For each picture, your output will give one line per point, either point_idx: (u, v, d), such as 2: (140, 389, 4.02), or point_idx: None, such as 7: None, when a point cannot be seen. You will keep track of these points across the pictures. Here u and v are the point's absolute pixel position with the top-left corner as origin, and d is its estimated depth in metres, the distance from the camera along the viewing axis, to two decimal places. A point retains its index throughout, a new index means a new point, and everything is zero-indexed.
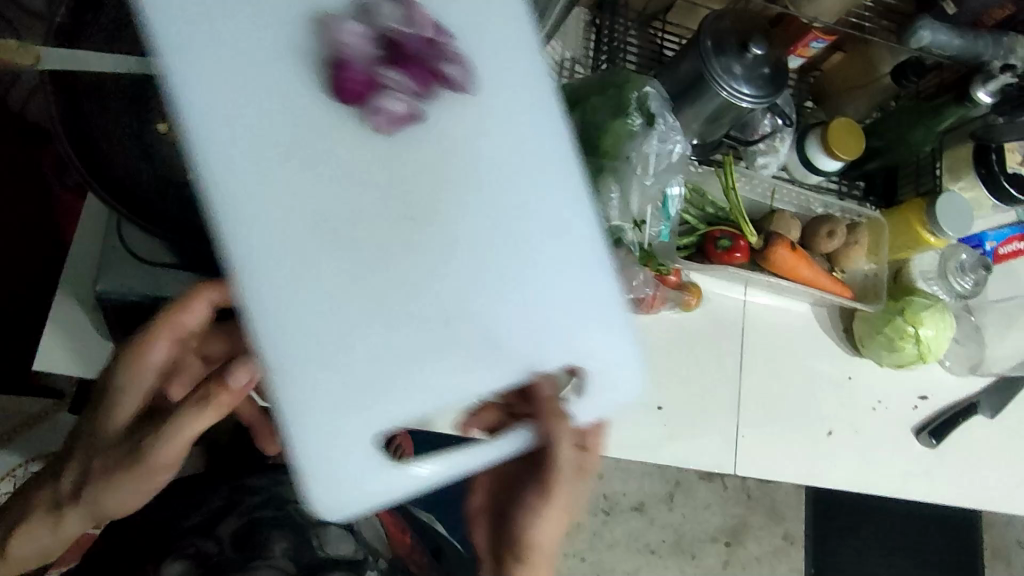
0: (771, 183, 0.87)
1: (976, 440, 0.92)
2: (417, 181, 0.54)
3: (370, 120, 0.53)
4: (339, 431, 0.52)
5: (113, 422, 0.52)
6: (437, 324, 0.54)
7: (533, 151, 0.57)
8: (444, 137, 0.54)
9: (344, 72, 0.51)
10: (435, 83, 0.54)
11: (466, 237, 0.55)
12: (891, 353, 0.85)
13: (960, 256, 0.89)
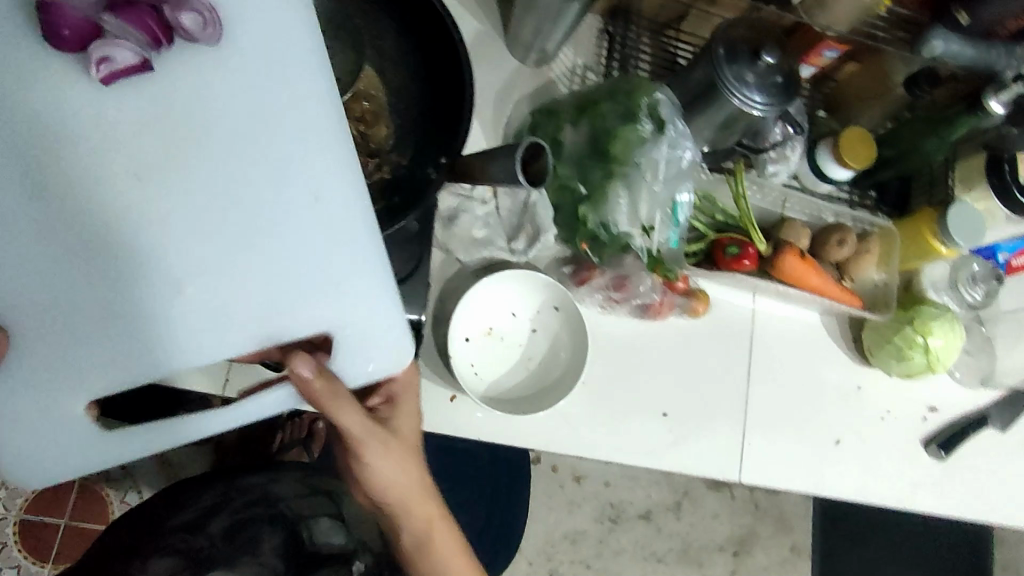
0: (781, 191, 0.86)
1: (985, 453, 0.92)
2: (146, 130, 0.49)
3: (87, 68, 0.48)
4: (55, 407, 0.49)
5: None
6: (156, 287, 0.49)
7: (275, 101, 0.51)
8: (158, 82, 0.49)
9: (54, 12, 0.46)
10: (170, 34, 0.49)
11: (206, 192, 0.50)
12: (900, 363, 0.85)
13: (972, 267, 0.88)
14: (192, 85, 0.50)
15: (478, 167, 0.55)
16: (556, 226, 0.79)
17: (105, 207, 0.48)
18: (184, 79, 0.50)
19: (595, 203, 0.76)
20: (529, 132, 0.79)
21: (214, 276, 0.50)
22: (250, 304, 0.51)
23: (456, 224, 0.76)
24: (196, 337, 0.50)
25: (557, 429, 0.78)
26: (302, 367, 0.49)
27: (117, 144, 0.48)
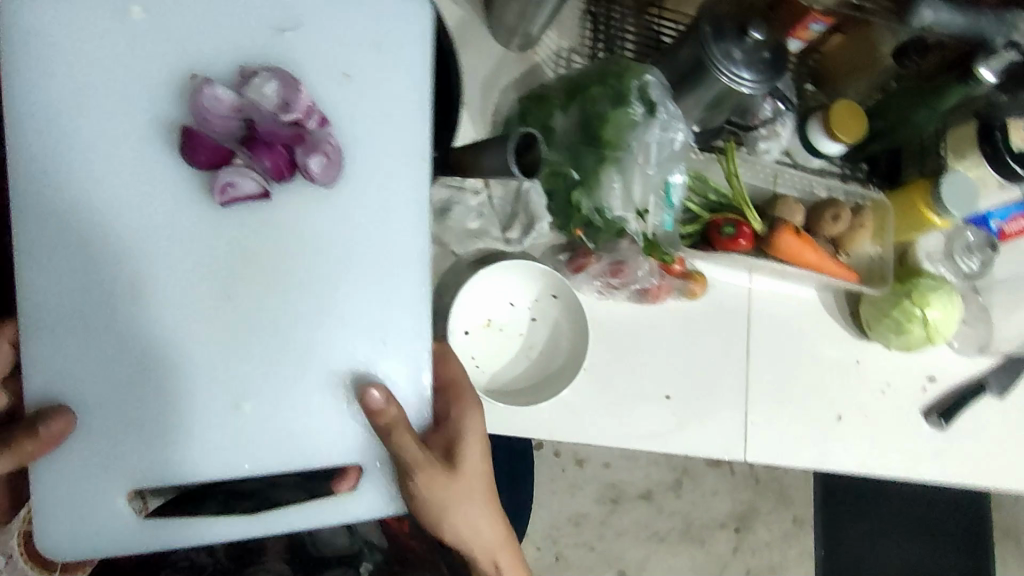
0: (773, 168, 0.86)
1: (984, 420, 0.92)
2: (239, 267, 0.58)
3: (213, 190, 0.56)
4: (98, 495, 0.57)
5: None
6: (223, 409, 0.58)
7: (349, 253, 0.60)
8: (268, 227, 0.58)
9: (200, 135, 0.55)
10: (292, 171, 0.57)
11: (283, 340, 0.59)
12: (899, 336, 0.84)
13: (966, 236, 0.88)
14: (291, 203, 0.58)
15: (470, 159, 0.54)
16: (551, 213, 0.79)
17: (196, 333, 0.57)
18: (284, 235, 0.58)
19: (589, 189, 0.76)
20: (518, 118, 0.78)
21: (295, 378, 0.59)
22: (314, 419, 0.60)
23: (449, 216, 0.75)
24: (281, 419, 0.59)
25: (560, 417, 0.77)
26: (374, 395, 0.58)
27: (205, 287, 0.57)
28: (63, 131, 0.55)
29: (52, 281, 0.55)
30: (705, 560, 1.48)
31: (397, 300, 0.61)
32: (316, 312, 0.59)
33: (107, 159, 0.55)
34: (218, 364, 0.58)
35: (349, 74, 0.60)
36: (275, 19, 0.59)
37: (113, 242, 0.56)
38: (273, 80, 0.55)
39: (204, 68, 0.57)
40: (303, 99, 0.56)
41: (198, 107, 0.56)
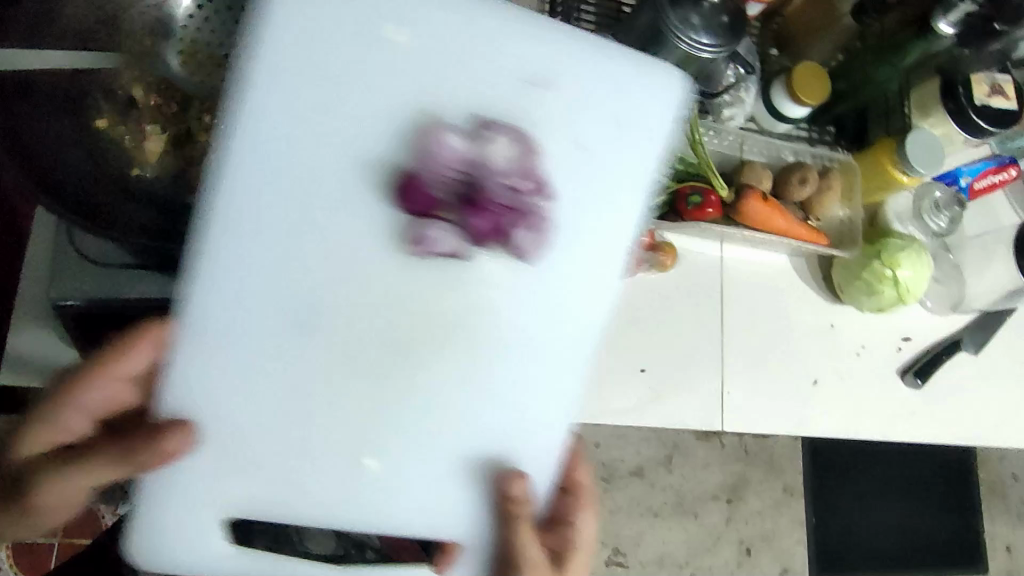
0: (739, 134, 0.85)
1: (960, 377, 0.93)
2: (414, 335, 0.50)
3: (405, 235, 0.49)
4: (192, 515, 0.49)
5: (27, 447, 0.49)
6: (319, 488, 0.50)
7: (505, 346, 0.52)
8: (550, 285, 0.52)
9: (420, 181, 0.48)
10: (494, 238, 0.49)
11: (405, 436, 0.51)
12: (871, 297, 0.84)
13: (934, 193, 0.88)
14: (484, 268, 0.50)
15: None
16: None
17: (310, 397, 0.49)
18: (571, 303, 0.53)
19: None
20: None
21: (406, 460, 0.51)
22: (432, 509, 0.52)
23: None
24: (394, 500, 0.51)
25: None
26: (517, 483, 0.52)
27: (485, 340, 0.51)
28: (268, 124, 0.47)
29: (231, 276, 0.47)
30: (698, 532, 1.48)
31: (550, 395, 0.53)
32: (482, 395, 0.52)
33: (354, 118, 0.48)
34: (312, 421, 0.49)
35: (622, 111, 0.53)
36: (526, 70, 0.51)
37: (274, 258, 0.47)
38: (504, 137, 0.49)
39: (441, 103, 0.49)
40: (537, 164, 0.50)
41: (425, 154, 0.48)
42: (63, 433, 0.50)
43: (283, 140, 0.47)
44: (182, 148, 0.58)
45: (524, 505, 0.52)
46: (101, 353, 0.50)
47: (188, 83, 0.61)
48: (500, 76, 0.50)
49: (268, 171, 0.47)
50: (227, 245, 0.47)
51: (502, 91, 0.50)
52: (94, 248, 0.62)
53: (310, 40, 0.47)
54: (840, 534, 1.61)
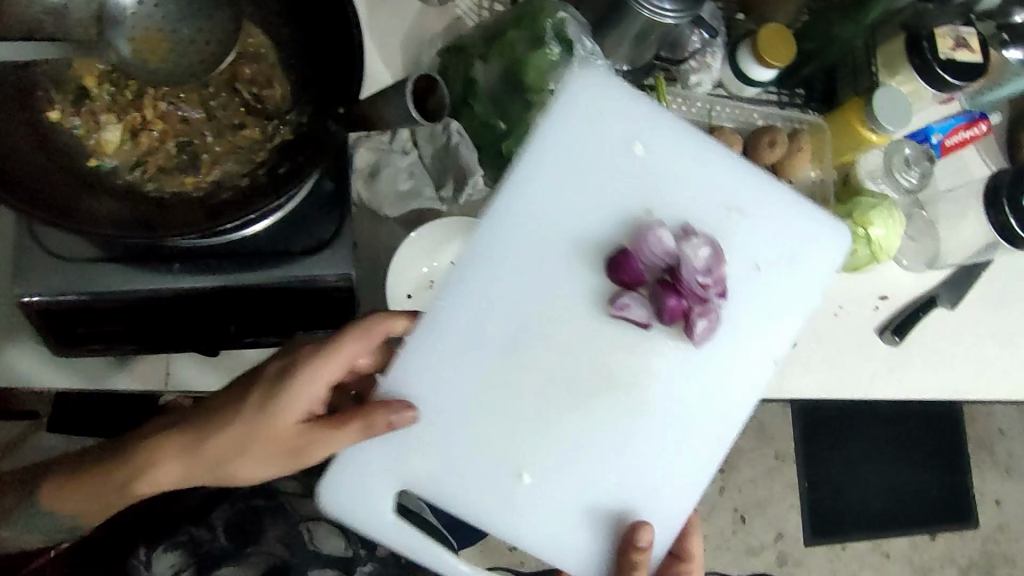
0: (707, 100, 0.85)
1: (937, 333, 0.94)
2: (580, 390, 0.67)
3: (608, 301, 0.66)
4: (392, 470, 0.67)
5: (290, 411, 0.59)
6: (495, 491, 0.67)
7: (638, 415, 0.68)
8: (670, 368, 0.68)
9: (634, 257, 0.65)
10: (681, 317, 0.66)
11: (558, 466, 0.68)
12: (844, 257, 0.84)
13: (904, 150, 0.88)
14: (659, 338, 0.67)
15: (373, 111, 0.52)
16: (483, 166, 0.77)
17: (505, 416, 0.67)
18: (681, 389, 0.68)
19: (518, 137, 0.74)
20: (441, 72, 0.77)
21: (571, 481, 0.68)
22: (563, 523, 0.68)
23: (379, 177, 0.75)
24: (541, 505, 0.68)
25: None
26: (643, 533, 0.66)
27: (626, 398, 0.68)
28: (547, 195, 0.66)
29: (501, 307, 0.66)
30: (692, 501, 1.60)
31: (682, 470, 0.69)
32: (621, 437, 0.68)
33: (569, 204, 0.67)
34: (518, 437, 0.67)
35: (773, 249, 0.70)
36: (723, 198, 0.69)
37: (543, 312, 0.67)
38: (706, 246, 0.66)
39: (656, 204, 0.67)
40: (721, 272, 0.67)
41: (640, 236, 0.66)
42: (302, 408, 0.60)
43: (548, 196, 0.66)
44: (141, 138, 0.58)
45: (646, 554, 0.65)
46: (335, 339, 0.59)
47: (142, 70, 0.58)
48: (696, 201, 0.68)
49: (523, 234, 0.66)
50: (478, 296, 0.66)
51: (689, 212, 0.68)
52: (60, 243, 0.61)
53: (602, 130, 0.67)
54: (829, 496, 1.65)
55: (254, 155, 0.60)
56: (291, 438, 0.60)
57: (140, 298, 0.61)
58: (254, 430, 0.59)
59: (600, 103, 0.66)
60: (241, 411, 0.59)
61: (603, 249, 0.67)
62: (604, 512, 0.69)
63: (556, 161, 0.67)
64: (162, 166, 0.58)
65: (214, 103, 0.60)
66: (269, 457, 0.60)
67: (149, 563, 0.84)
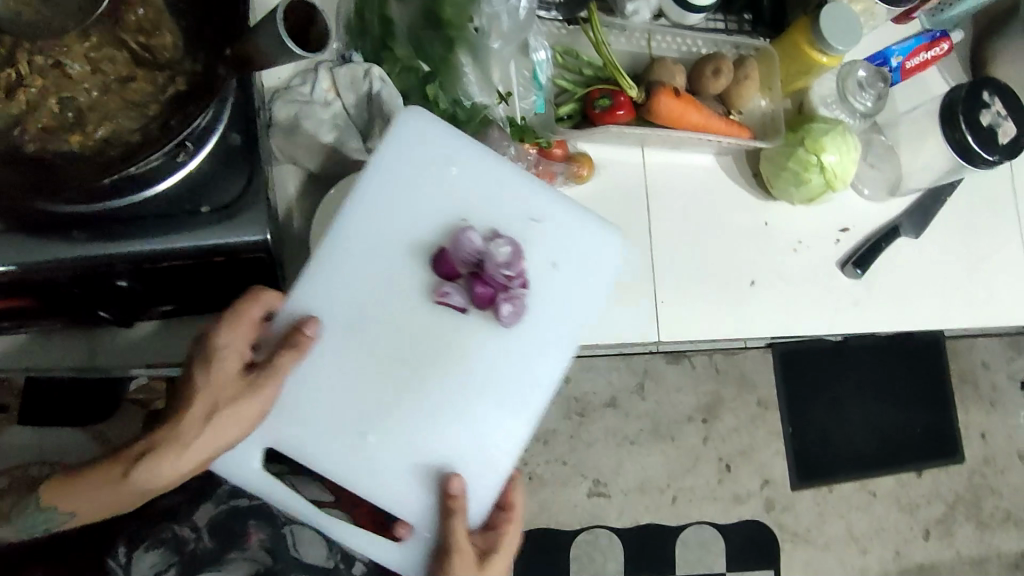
0: (645, 29, 0.81)
1: (902, 263, 0.90)
2: (412, 363, 0.63)
3: (430, 290, 0.64)
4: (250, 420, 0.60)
5: (229, 365, 0.54)
6: (329, 452, 0.61)
7: (469, 387, 0.64)
8: (488, 341, 0.64)
9: (448, 252, 0.64)
10: (491, 305, 0.64)
11: (390, 435, 0.62)
12: (800, 188, 0.80)
13: (857, 73, 0.83)
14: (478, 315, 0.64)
15: (253, 50, 0.48)
16: (410, 112, 0.73)
17: (349, 384, 0.62)
18: (501, 359, 0.64)
19: (443, 80, 0.70)
20: (357, 17, 0.73)
21: (408, 463, 0.62)
22: (388, 489, 0.62)
23: (298, 134, 0.70)
24: (372, 484, 0.61)
25: None
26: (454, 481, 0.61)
27: (455, 371, 0.63)
28: (378, 198, 0.64)
29: (337, 302, 0.62)
30: (677, 453, 1.60)
31: (509, 440, 0.64)
32: (455, 406, 0.63)
33: (405, 187, 0.65)
34: (366, 403, 0.62)
35: (577, 250, 0.68)
36: (525, 209, 0.67)
37: (375, 314, 0.63)
38: (510, 243, 0.65)
39: (471, 215, 0.66)
40: (524, 268, 0.66)
41: (454, 231, 0.65)
42: (238, 361, 0.55)
43: (379, 197, 0.64)
44: (18, 96, 0.54)
45: (461, 501, 0.61)
46: (240, 301, 0.56)
47: (16, 24, 0.53)
48: (508, 198, 0.67)
49: (360, 234, 0.63)
50: (313, 297, 0.62)
51: (497, 218, 0.66)
52: None
53: (427, 149, 0.66)
54: (815, 442, 1.64)
55: (146, 109, 0.55)
56: (245, 387, 0.55)
57: (40, 270, 0.57)
58: (208, 393, 0.53)
59: (421, 126, 0.66)
60: (190, 386, 0.53)
61: (418, 246, 0.64)
62: (422, 469, 0.62)
63: (386, 174, 0.65)
64: (45, 126, 0.54)
65: (99, 55, 0.55)
66: (240, 407, 0.54)
67: (129, 564, 0.73)
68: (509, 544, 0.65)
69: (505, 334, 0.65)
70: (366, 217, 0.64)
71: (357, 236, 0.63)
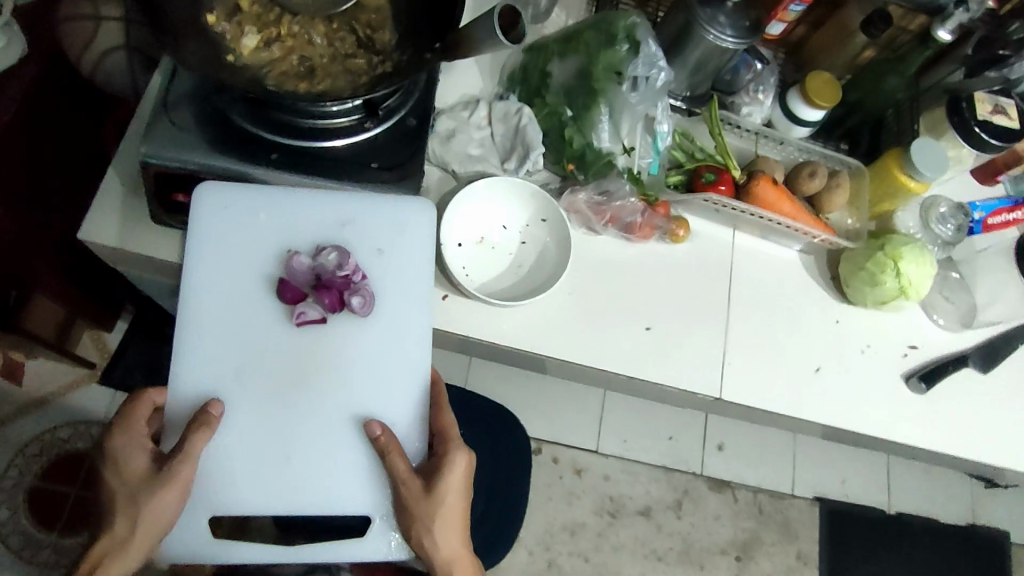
0: (756, 129, 0.93)
1: (966, 393, 0.93)
2: (282, 386, 0.73)
3: (291, 316, 0.74)
4: (196, 519, 0.71)
5: (136, 466, 0.67)
6: (263, 495, 0.72)
7: (321, 395, 0.74)
8: (364, 343, 0.75)
9: (289, 280, 0.74)
10: (341, 307, 0.75)
11: (284, 441, 0.72)
12: (874, 288, 0.88)
13: (940, 205, 0.93)
14: (353, 327, 0.75)
15: (465, 37, 0.64)
16: (545, 148, 0.87)
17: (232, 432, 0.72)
18: (375, 349, 0.75)
19: (580, 125, 0.85)
20: (520, 70, 0.89)
21: (311, 453, 0.73)
22: (320, 477, 0.73)
23: (453, 141, 0.84)
24: (296, 491, 0.72)
25: (543, 327, 0.83)
26: (374, 424, 0.72)
27: (311, 380, 0.74)
28: (210, 262, 0.74)
29: (195, 367, 0.72)
30: None
31: (380, 397, 0.75)
32: (314, 402, 0.73)
33: (244, 249, 0.75)
34: (254, 427, 0.72)
35: (403, 234, 0.78)
36: (342, 217, 0.77)
37: (229, 353, 0.73)
38: (333, 250, 0.75)
39: (294, 241, 0.76)
40: (355, 262, 0.76)
41: (288, 261, 0.75)
42: (142, 455, 0.67)
43: (217, 265, 0.74)
44: (273, 48, 0.70)
45: (378, 440, 0.72)
46: (129, 403, 0.70)
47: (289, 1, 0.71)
48: (325, 220, 0.76)
49: (219, 304, 0.73)
50: (190, 375, 0.72)
51: (318, 235, 0.76)
52: (185, 117, 0.71)
53: (238, 212, 0.75)
54: None
55: (359, 78, 0.71)
56: (157, 473, 0.66)
57: (240, 175, 0.72)
58: (126, 492, 0.66)
59: (223, 200, 0.75)
60: (110, 489, 0.66)
61: (266, 283, 0.75)
62: (330, 456, 0.73)
63: (230, 243, 0.75)
64: (284, 72, 0.70)
65: (334, 35, 0.72)
66: (155, 494, 0.66)
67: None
68: (463, 464, 0.73)
69: (377, 325, 0.76)
70: (228, 289, 0.74)
71: (227, 313, 0.73)
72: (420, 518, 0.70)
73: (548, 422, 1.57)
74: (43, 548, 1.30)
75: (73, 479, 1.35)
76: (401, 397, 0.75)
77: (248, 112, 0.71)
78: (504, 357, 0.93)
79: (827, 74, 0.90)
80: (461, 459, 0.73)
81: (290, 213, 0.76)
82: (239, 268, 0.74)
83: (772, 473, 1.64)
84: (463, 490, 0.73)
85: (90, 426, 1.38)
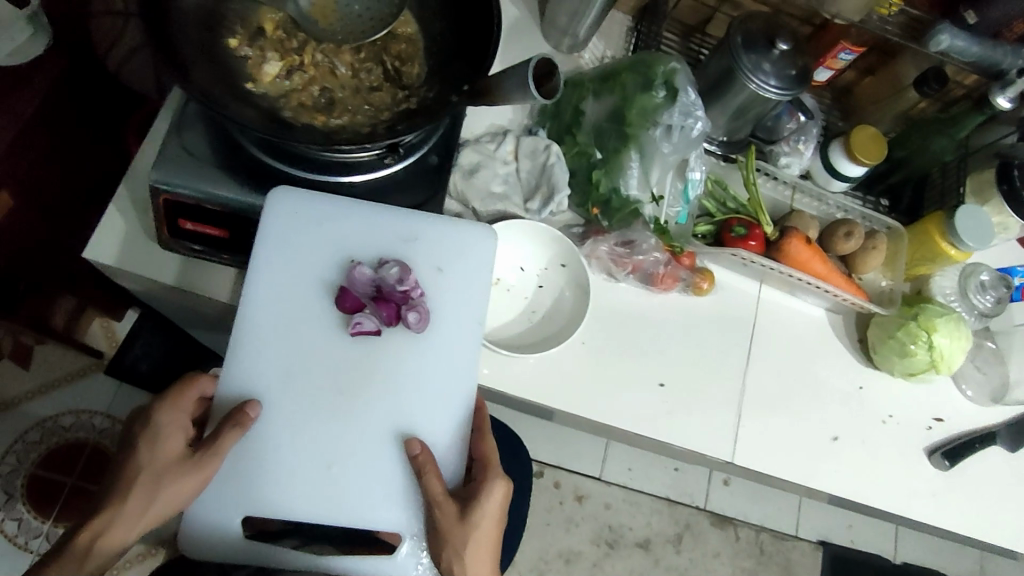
0: (792, 181, 0.89)
1: (989, 472, 0.89)
2: (330, 393, 0.68)
3: (346, 324, 0.69)
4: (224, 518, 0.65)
5: (168, 445, 0.61)
6: (297, 501, 0.65)
7: (367, 406, 0.68)
8: (416, 355, 0.70)
9: (348, 288, 0.69)
10: (400, 322, 0.70)
11: (327, 450, 0.66)
12: (902, 359, 0.84)
13: (980, 274, 0.88)
14: (399, 343, 0.70)
15: (494, 85, 0.61)
16: (571, 189, 0.84)
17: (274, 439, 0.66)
18: (424, 364, 0.70)
19: (608, 169, 0.82)
20: (554, 103, 0.86)
21: (352, 465, 0.67)
22: (354, 492, 0.66)
23: (476, 176, 0.80)
24: (335, 508, 0.66)
25: (553, 377, 0.80)
26: (414, 442, 0.66)
27: (358, 389, 0.68)
28: (269, 272, 0.69)
29: (242, 369, 0.67)
30: None
31: (432, 415, 0.69)
32: (360, 413, 0.68)
33: (302, 247, 0.70)
34: (297, 432, 0.66)
35: (457, 253, 0.73)
36: (402, 225, 0.72)
37: (281, 368, 0.67)
38: (397, 265, 0.70)
39: (353, 253, 0.71)
40: (417, 281, 0.71)
41: (349, 270, 0.70)
42: (179, 436, 0.62)
43: (274, 261, 0.70)
44: (293, 77, 0.68)
45: (418, 458, 0.65)
46: (181, 381, 0.64)
47: (311, 27, 0.66)
48: (383, 223, 0.72)
49: (271, 305, 0.69)
50: (237, 378, 0.67)
51: (377, 248, 0.72)
52: (195, 145, 0.69)
53: (303, 213, 0.70)
54: None
55: (380, 114, 0.68)
56: (188, 459, 0.61)
57: (246, 208, 0.69)
58: (148, 469, 0.60)
59: (289, 202, 0.70)
60: (132, 465, 0.60)
61: (323, 294, 0.70)
62: (370, 469, 0.67)
63: (288, 239, 0.70)
64: (303, 103, 0.67)
65: (361, 66, 0.69)
66: (175, 478, 0.60)
67: None
68: (501, 495, 0.66)
69: (427, 342, 0.70)
70: (282, 290, 0.69)
71: (277, 316, 0.68)
72: (452, 543, 0.62)
73: (552, 445, 1.54)
74: (36, 537, 1.24)
75: (69, 469, 1.29)
76: (448, 416, 0.69)
77: (259, 142, 0.69)
78: (513, 403, 0.90)
79: (873, 130, 0.86)
80: (499, 488, 0.66)
81: (350, 216, 0.72)
82: (295, 268, 0.70)
83: (777, 513, 1.60)
84: (497, 520, 0.66)
85: (95, 416, 1.32)
